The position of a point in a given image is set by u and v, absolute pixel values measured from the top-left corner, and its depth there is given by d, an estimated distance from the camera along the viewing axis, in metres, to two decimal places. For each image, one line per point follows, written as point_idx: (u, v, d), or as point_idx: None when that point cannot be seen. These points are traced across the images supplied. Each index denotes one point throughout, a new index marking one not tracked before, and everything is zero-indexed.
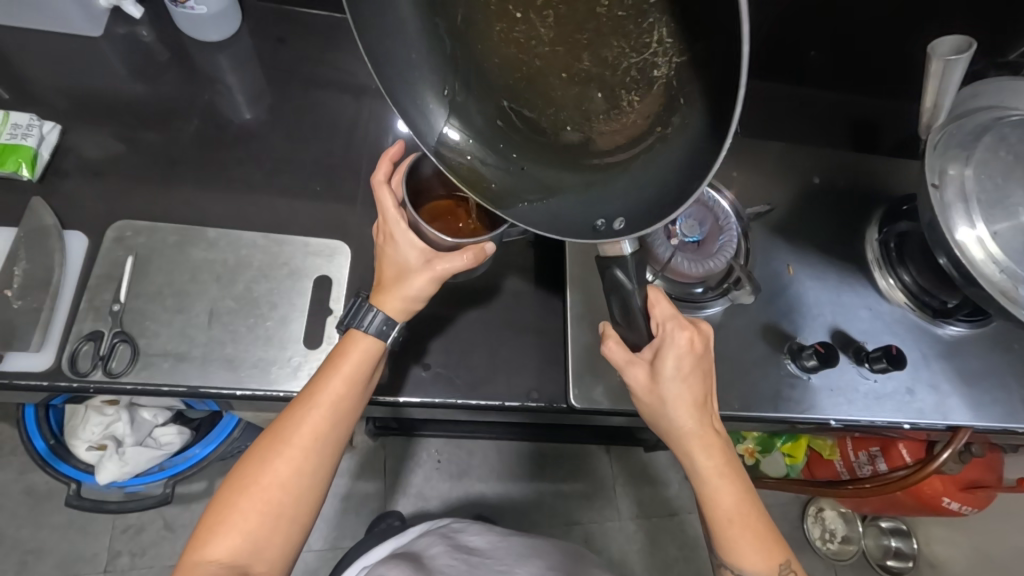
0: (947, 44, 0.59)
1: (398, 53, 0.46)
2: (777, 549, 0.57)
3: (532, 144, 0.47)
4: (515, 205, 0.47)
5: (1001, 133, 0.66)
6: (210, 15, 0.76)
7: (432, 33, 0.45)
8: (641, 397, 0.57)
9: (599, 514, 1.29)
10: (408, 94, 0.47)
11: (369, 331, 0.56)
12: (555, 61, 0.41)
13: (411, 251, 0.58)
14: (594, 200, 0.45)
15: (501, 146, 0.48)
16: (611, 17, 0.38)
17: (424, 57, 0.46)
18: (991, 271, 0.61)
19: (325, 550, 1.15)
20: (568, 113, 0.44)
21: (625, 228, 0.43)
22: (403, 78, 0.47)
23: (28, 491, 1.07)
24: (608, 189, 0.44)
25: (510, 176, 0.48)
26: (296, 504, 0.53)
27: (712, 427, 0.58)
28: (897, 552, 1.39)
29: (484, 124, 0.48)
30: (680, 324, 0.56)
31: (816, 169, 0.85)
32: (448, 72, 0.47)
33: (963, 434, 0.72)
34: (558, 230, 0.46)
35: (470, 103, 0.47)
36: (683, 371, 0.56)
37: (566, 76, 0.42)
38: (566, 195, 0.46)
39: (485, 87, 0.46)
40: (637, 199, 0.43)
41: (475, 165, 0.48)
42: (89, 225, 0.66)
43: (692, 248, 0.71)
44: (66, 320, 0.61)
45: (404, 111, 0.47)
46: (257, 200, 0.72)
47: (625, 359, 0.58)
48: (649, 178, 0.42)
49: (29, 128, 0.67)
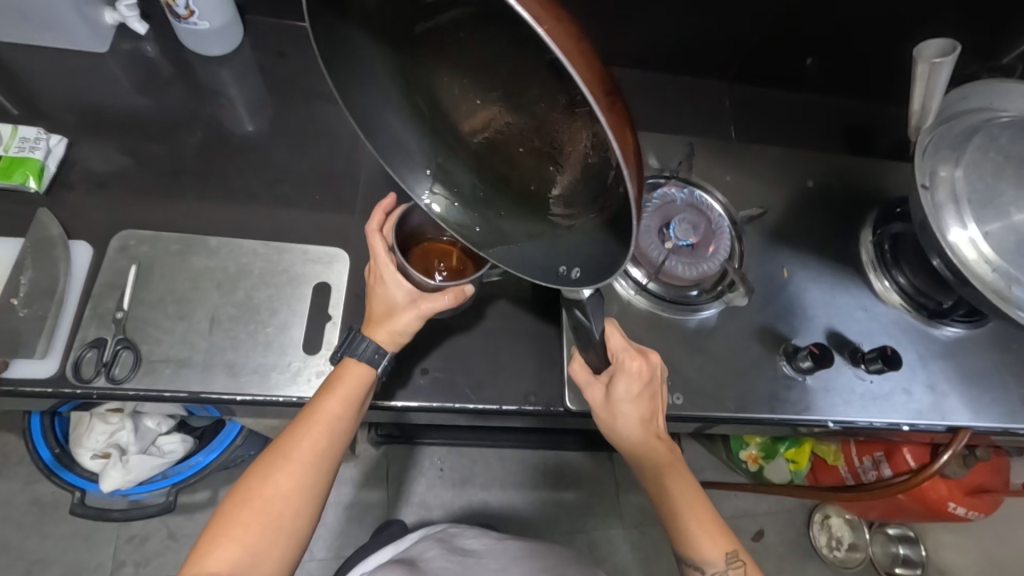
0: (932, 47, 0.60)
1: (380, 126, 0.50)
2: (726, 538, 0.59)
3: (503, 198, 0.50)
4: (493, 250, 0.50)
5: (991, 134, 0.67)
6: (212, 30, 0.78)
7: (407, 106, 0.49)
8: (596, 414, 0.61)
9: (602, 522, 1.29)
10: (402, 160, 0.51)
11: (362, 357, 0.58)
12: (510, 135, 0.46)
13: (399, 291, 0.59)
14: (557, 248, 0.50)
15: (478, 198, 0.51)
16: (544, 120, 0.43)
17: (409, 125, 0.50)
18: (984, 270, 0.62)
19: (328, 559, 1.15)
20: (529, 176, 0.48)
21: (581, 277, 0.49)
22: (389, 144, 0.51)
23: (34, 501, 1.08)
24: (565, 240, 0.49)
25: (490, 223, 0.51)
26: (294, 518, 0.54)
27: (660, 438, 0.60)
28: (906, 560, 1.37)
29: (461, 180, 0.51)
30: (630, 354, 0.58)
31: (811, 173, 0.86)
32: (427, 134, 0.50)
33: (963, 435, 0.72)
34: (531, 274, 0.50)
35: (449, 160, 0.51)
36: (632, 395, 0.58)
37: (524, 149, 0.46)
38: (530, 244, 0.50)
39: (456, 147, 0.50)
40: (589, 254, 0.48)
41: (455, 216, 0.51)
42: (94, 235, 0.68)
43: (687, 252, 0.73)
44: (71, 327, 0.63)
45: (402, 177, 0.51)
46: (259, 209, 0.74)
47: (585, 379, 0.62)
48: (598, 236, 0.46)
49: (37, 141, 0.69)
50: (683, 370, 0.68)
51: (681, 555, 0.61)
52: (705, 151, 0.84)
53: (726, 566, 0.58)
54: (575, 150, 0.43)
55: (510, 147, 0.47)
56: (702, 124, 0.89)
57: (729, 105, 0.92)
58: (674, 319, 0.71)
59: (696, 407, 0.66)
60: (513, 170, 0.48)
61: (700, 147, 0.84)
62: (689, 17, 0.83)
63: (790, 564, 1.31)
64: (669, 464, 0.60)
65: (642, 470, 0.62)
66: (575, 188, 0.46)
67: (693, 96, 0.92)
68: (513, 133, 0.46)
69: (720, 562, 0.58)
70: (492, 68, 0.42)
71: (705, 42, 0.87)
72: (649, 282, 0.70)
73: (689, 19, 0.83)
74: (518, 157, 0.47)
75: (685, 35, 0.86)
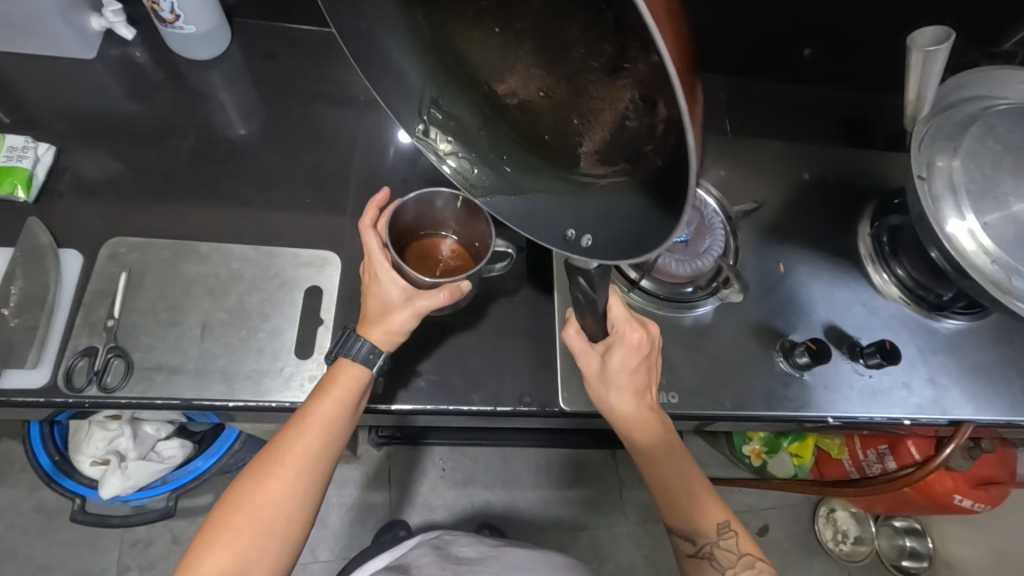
0: (926, 35, 0.59)
1: (395, 76, 0.50)
2: (715, 509, 0.61)
3: (519, 144, 0.48)
4: (499, 202, 0.50)
5: (989, 123, 0.66)
6: (200, 34, 0.78)
7: (427, 60, 0.48)
8: (590, 383, 0.61)
9: (606, 520, 1.28)
10: (404, 103, 0.51)
11: (356, 358, 0.58)
12: (535, 84, 0.42)
13: (394, 288, 0.58)
14: (568, 207, 0.47)
15: (486, 146, 0.50)
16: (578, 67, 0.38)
17: (419, 73, 0.49)
18: (982, 262, 0.61)
19: (332, 561, 1.15)
20: (549, 130, 0.44)
21: (592, 246, 0.45)
22: (403, 99, 0.51)
23: (38, 507, 1.09)
24: (583, 200, 0.45)
25: (499, 177, 0.50)
26: (286, 523, 0.53)
27: (653, 411, 0.60)
28: (913, 552, 1.36)
29: (474, 130, 0.50)
30: (630, 325, 0.58)
31: (807, 165, 0.85)
32: (441, 79, 0.48)
33: (966, 429, 0.71)
34: (533, 230, 0.48)
35: (461, 110, 0.49)
36: (629, 368, 0.58)
37: (546, 103, 0.42)
38: (542, 198, 0.48)
39: (475, 92, 0.47)
40: (604, 219, 0.44)
41: (464, 165, 0.52)
42: (85, 244, 0.68)
43: (681, 248, 0.72)
44: (62, 337, 0.62)
45: (401, 121, 0.51)
46: (250, 214, 0.73)
47: (580, 348, 0.61)
48: (623, 205, 0.42)
49: (25, 150, 0.69)
50: (679, 369, 0.67)
51: (673, 528, 0.62)
52: None
53: (719, 536, 0.60)
54: (615, 106, 0.38)
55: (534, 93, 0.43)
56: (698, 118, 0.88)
57: (725, 98, 0.90)
58: (669, 317, 0.70)
59: (692, 406, 0.65)
60: (533, 119, 0.45)
61: None
62: (685, 11, 0.82)
63: (795, 559, 1.31)
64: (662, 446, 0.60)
65: (630, 457, 0.62)
66: (602, 144, 0.41)
67: None
68: (541, 80, 0.41)
69: (712, 531, 0.60)
70: (521, 15, 0.38)
71: (700, 36, 0.86)
72: (642, 279, 0.69)
73: (684, 11, 0.82)
74: (541, 105, 0.43)
75: None
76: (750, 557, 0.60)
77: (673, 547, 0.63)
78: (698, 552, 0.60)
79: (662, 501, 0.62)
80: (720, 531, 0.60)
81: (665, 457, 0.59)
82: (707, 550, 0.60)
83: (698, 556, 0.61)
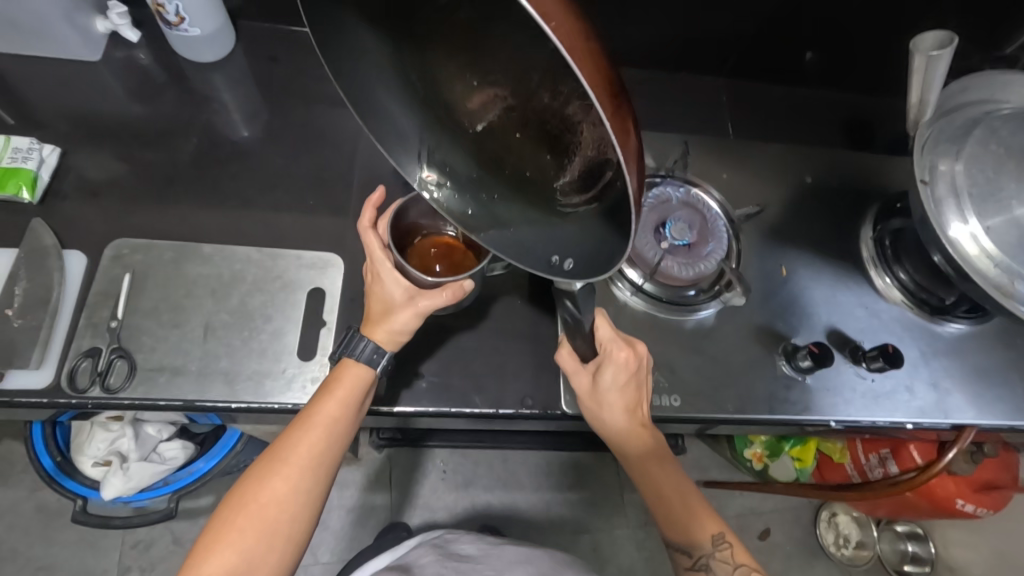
0: (929, 39, 0.59)
1: (379, 115, 0.48)
2: (710, 523, 0.60)
3: (502, 178, 0.48)
4: (487, 234, 0.49)
5: (991, 127, 0.66)
6: (203, 36, 0.78)
7: (409, 92, 0.46)
8: (583, 402, 0.61)
9: (607, 522, 1.28)
10: (394, 138, 0.49)
11: (360, 358, 0.58)
12: (510, 123, 0.43)
13: (397, 288, 0.59)
14: (549, 236, 0.48)
15: (472, 180, 0.49)
16: (538, 108, 0.40)
17: (406, 108, 0.48)
18: (985, 265, 0.61)
19: (332, 562, 1.15)
20: (522, 162, 0.46)
21: (573, 269, 0.46)
22: (388, 134, 0.49)
23: (39, 508, 1.09)
24: (558, 230, 0.47)
25: (485, 208, 0.49)
26: (290, 523, 0.53)
27: (644, 426, 0.60)
28: (915, 557, 1.36)
29: (457, 163, 0.49)
30: (618, 344, 0.58)
31: (809, 169, 0.85)
32: (426, 116, 0.48)
33: (968, 433, 0.70)
34: (521, 259, 0.48)
35: (449, 145, 0.49)
36: (619, 384, 0.58)
37: (520, 137, 0.44)
38: (529, 228, 0.48)
39: (458, 129, 0.47)
40: (581, 245, 0.46)
41: (453, 202, 0.50)
42: (88, 245, 0.68)
43: (683, 252, 0.72)
44: (65, 338, 0.63)
45: (397, 161, 0.50)
46: (252, 215, 0.73)
47: (572, 367, 0.61)
48: (595, 230, 0.44)
49: (29, 151, 0.69)
50: (681, 371, 0.67)
51: (669, 541, 0.61)
52: (701, 148, 0.83)
53: (714, 549, 0.59)
54: (576, 140, 0.40)
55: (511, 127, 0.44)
56: (699, 121, 0.88)
57: (726, 101, 0.91)
58: (672, 320, 0.70)
59: (693, 409, 0.65)
60: (512, 151, 0.46)
61: (695, 145, 0.83)
62: (687, 14, 0.82)
63: (797, 562, 1.30)
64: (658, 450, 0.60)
65: (626, 468, 0.62)
66: (570, 170, 0.43)
67: (691, 92, 0.90)
68: (515, 116, 0.42)
69: (707, 544, 0.59)
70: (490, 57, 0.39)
71: (703, 39, 0.86)
72: (644, 283, 0.69)
73: (686, 15, 0.82)
74: (517, 139, 0.44)
75: (681, 33, 0.85)
76: (745, 568, 0.59)
77: (672, 562, 0.62)
78: (695, 565, 0.59)
79: (658, 514, 0.61)
80: (716, 544, 0.59)
81: (656, 465, 0.60)
82: (703, 563, 0.59)
83: (694, 570, 0.60)
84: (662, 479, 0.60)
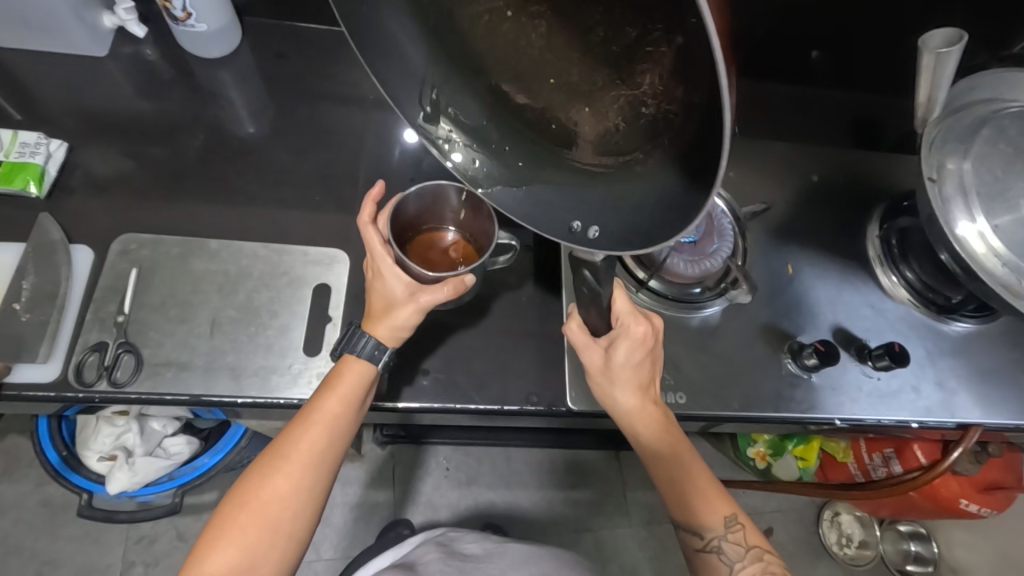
0: (937, 37, 0.60)
1: (398, 62, 0.48)
2: (721, 503, 0.60)
3: (524, 137, 0.48)
4: (503, 196, 0.50)
5: (1000, 125, 0.66)
6: (210, 32, 0.78)
7: (431, 40, 0.46)
8: (595, 378, 0.60)
9: (610, 521, 1.28)
10: (407, 92, 0.49)
11: (362, 354, 0.58)
12: (551, 76, 0.42)
13: (398, 283, 0.58)
14: (575, 199, 0.48)
15: (492, 138, 0.50)
16: (596, 50, 0.38)
17: (421, 44, 0.47)
18: (993, 264, 0.61)
19: (336, 559, 1.15)
20: (553, 119, 0.45)
21: (598, 237, 0.47)
22: (403, 81, 0.48)
23: (44, 503, 1.09)
24: (589, 190, 0.47)
25: (502, 168, 0.50)
26: (292, 520, 0.53)
27: (657, 405, 0.61)
28: (918, 557, 1.35)
29: (477, 117, 0.49)
30: (635, 318, 0.59)
31: (815, 167, 0.85)
32: (445, 58, 0.47)
33: (974, 432, 0.70)
34: (539, 225, 0.49)
35: (468, 100, 0.48)
36: (634, 361, 0.58)
37: (557, 87, 0.42)
38: (547, 189, 0.49)
39: (476, 76, 0.46)
40: (612, 212, 0.46)
41: (469, 161, 0.51)
42: (95, 240, 0.68)
43: (690, 248, 0.71)
44: (73, 332, 0.63)
45: (406, 113, 0.50)
46: (259, 211, 0.73)
47: (583, 342, 0.60)
48: (633, 194, 0.44)
49: (37, 146, 0.69)
50: (686, 369, 0.67)
51: (680, 522, 0.62)
52: None
53: (726, 530, 0.60)
54: (631, 94, 0.39)
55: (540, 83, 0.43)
56: None
57: (733, 99, 0.90)
58: (676, 317, 0.71)
59: (699, 407, 0.65)
60: (540, 109, 0.45)
61: None
62: None
63: (800, 562, 1.30)
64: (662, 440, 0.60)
65: (636, 452, 0.62)
66: (613, 125, 0.42)
67: None
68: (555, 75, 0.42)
69: (719, 526, 0.60)
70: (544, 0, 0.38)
71: None
72: (649, 279, 0.70)
73: None
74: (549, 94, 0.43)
75: None
76: (756, 550, 0.59)
77: (681, 544, 0.63)
78: (706, 546, 0.60)
79: (667, 497, 0.62)
80: (727, 525, 0.60)
81: (670, 449, 0.59)
82: (715, 544, 0.60)
83: (705, 551, 0.60)
84: (672, 468, 0.60)
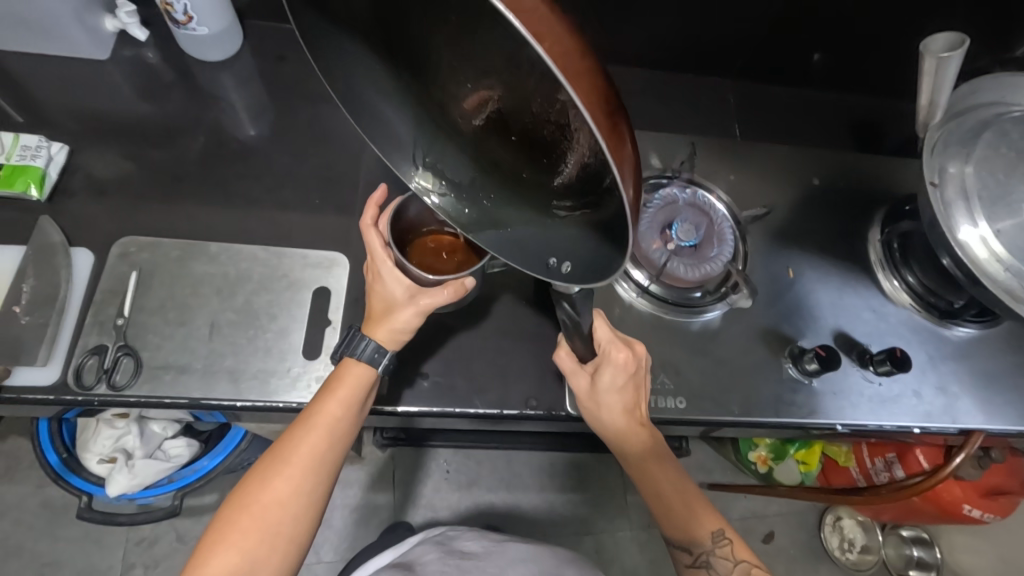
0: (940, 41, 0.58)
1: (374, 118, 0.48)
2: (709, 518, 0.60)
3: (496, 181, 0.47)
4: (482, 234, 0.49)
5: (1002, 130, 0.66)
6: (211, 35, 0.79)
7: (404, 100, 0.47)
8: (582, 402, 0.60)
9: (610, 524, 1.28)
10: (386, 138, 0.49)
11: (362, 357, 0.58)
12: (507, 125, 0.42)
13: (398, 286, 0.58)
14: (548, 238, 0.47)
15: (469, 185, 0.49)
16: (538, 108, 0.38)
17: (397, 107, 0.47)
18: (995, 270, 0.60)
19: (336, 561, 1.15)
20: (520, 164, 0.45)
21: (571, 273, 0.46)
22: (378, 134, 0.49)
23: (44, 504, 1.09)
24: (556, 232, 0.46)
25: (477, 210, 0.49)
26: (293, 522, 0.53)
27: (643, 426, 0.60)
28: (921, 562, 1.33)
29: (452, 165, 0.49)
30: (617, 345, 0.57)
31: (816, 171, 0.84)
32: (421, 118, 0.47)
33: (976, 437, 0.70)
34: (515, 259, 0.47)
35: (443, 148, 0.48)
36: (618, 386, 0.58)
37: (515, 140, 0.43)
38: (525, 228, 0.48)
39: (453, 134, 0.47)
40: (580, 250, 0.45)
41: (449, 205, 0.50)
42: (95, 243, 0.68)
43: (689, 253, 0.72)
44: (72, 335, 0.63)
45: (393, 163, 0.50)
46: (259, 214, 0.74)
47: (570, 368, 0.60)
48: (593, 237, 0.43)
49: (38, 149, 0.70)
50: (686, 373, 0.67)
51: (670, 537, 0.62)
52: (707, 149, 0.83)
53: (714, 545, 0.60)
54: (573, 146, 0.38)
55: (505, 129, 0.43)
56: (706, 122, 0.88)
57: (733, 103, 0.90)
58: (678, 321, 0.70)
59: (699, 412, 0.65)
60: (507, 156, 0.45)
61: (703, 146, 0.83)
62: (695, 14, 0.81)
63: (801, 567, 1.30)
64: (651, 452, 0.60)
65: (626, 471, 0.62)
66: (568, 172, 0.41)
67: (696, 95, 0.90)
68: (508, 128, 0.42)
69: (707, 540, 0.60)
70: (484, 57, 0.37)
71: (711, 39, 0.85)
72: (651, 284, 0.69)
73: (695, 14, 0.81)
74: (512, 142, 0.43)
75: (685, 33, 0.84)
76: (746, 564, 0.59)
77: (673, 560, 0.63)
78: (695, 562, 0.60)
79: (658, 515, 0.62)
80: (716, 540, 0.60)
81: (658, 467, 0.60)
82: (703, 560, 0.60)
83: (695, 566, 0.60)
84: (662, 484, 0.60)
